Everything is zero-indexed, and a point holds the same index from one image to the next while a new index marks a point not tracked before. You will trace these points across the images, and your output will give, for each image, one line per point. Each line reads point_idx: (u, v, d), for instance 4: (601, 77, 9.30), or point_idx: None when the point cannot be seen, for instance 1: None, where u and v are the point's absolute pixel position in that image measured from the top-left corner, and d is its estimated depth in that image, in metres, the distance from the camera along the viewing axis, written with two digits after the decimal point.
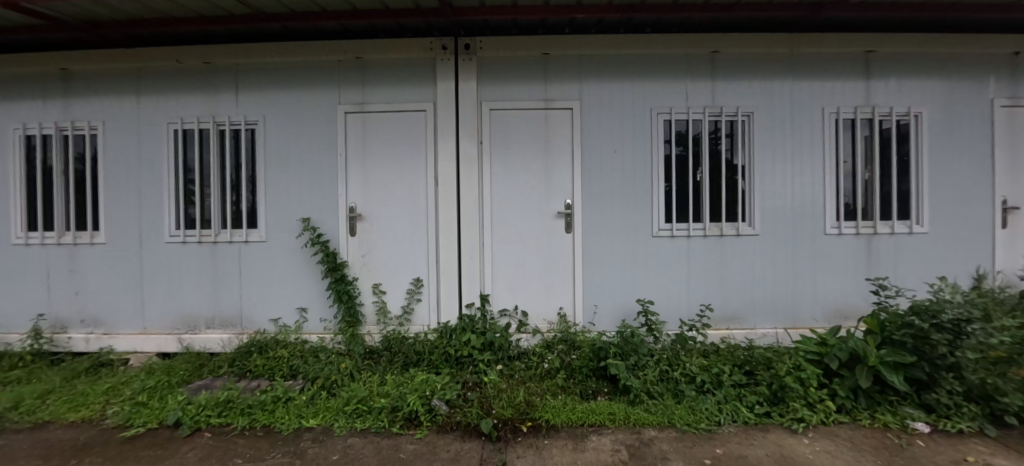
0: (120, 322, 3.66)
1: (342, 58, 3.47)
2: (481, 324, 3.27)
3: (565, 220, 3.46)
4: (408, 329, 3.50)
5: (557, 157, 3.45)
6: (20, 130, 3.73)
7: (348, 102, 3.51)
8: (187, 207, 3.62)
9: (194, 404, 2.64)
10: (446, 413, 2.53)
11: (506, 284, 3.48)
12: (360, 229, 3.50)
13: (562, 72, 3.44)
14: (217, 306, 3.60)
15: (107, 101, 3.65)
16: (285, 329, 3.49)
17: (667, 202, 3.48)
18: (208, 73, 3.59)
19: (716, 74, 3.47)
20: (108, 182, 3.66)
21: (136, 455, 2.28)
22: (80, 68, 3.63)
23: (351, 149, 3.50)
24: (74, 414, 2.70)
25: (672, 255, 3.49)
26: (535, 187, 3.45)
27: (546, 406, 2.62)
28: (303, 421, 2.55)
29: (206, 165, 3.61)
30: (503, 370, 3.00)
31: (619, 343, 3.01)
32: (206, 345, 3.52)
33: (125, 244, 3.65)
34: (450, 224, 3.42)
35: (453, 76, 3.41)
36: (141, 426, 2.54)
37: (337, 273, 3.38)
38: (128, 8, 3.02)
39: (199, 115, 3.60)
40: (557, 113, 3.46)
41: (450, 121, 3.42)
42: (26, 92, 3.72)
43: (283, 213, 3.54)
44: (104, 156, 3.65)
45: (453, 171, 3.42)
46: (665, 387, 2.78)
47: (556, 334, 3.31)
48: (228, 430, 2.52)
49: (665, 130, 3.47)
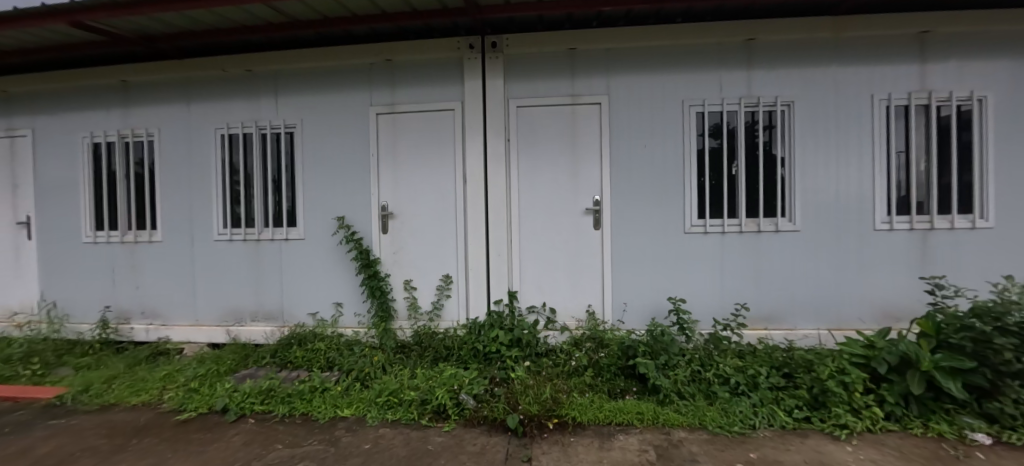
0: (174, 314, 3.94)
1: (373, 61, 3.57)
2: (509, 322, 3.30)
3: (594, 216, 3.42)
4: (438, 324, 3.57)
5: (583, 154, 3.41)
6: (88, 138, 4.08)
7: (380, 104, 3.61)
8: (233, 207, 3.85)
9: (240, 391, 2.82)
10: (473, 407, 2.58)
11: (534, 281, 3.49)
12: (392, 227, 3.61)
13: (589, 66, 3.40)
14: (260, 300, 3.81)
15: (162, 108, 3.93)
16: (322, 323, 3.65)
17: (701, 196, 3.37)
18: (250, 80, 3.79)
19: (752, 63, 3.31)
20: (163, 184, 3.94)
21: (188, 437, 2.47)
22: (138, 79, 3.92)
23: (382, 149, 3.61)
24: (136, 398, 2.95)
25: (706, 252, 3.37)
26: (561, 185, 3.43)
27: (573, 404, 2.61)
28: (338, 411, 2.67)
29: (250, 167, 3.82)
30: (531, 366, 3.01)
31: (648, 342, 2.95)
32: (251, 337, 3.75)
33: (179, 241, 3.92)
34: (479, 222, 3.47)
35: (481, 75, 3.44)
36: (192, 411, 2.74)
37: (370, 270, 3.50)
38: (176, 22, 3.24)
39: (243, 120, 3.81)
40: (584, 108, 3.41)
41: (477, 118, 3.46)
42: (92, 102, 4.06)
43: (320, 211, 3.70)
44: (161, 160, 3.95)
45: (482, 169, 3.46)
46: (696, 388, 2.72)
47: (584, 331, 3.28)
48: (270, 417, 2.68)
49: (698, 124, 3.37)
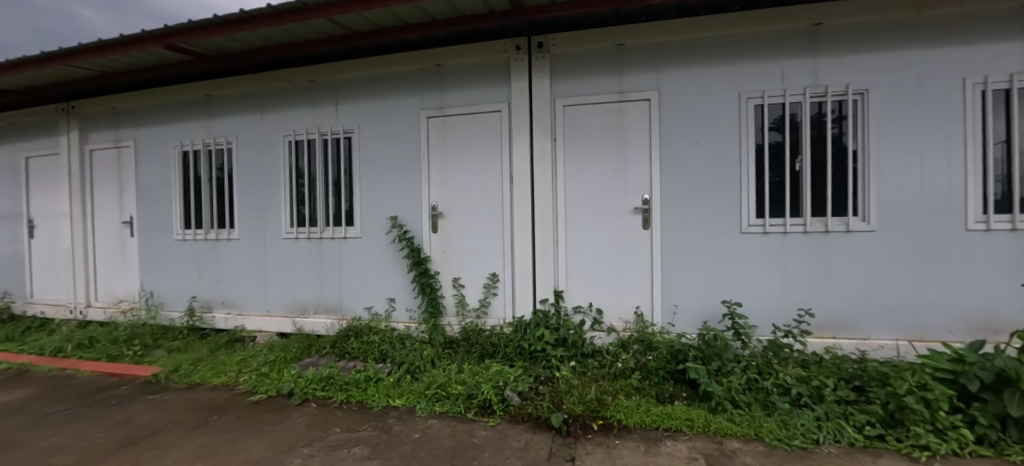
0: (249, 305, 4.34)
1: (424, 66, 3.72)
2: (554, 321, 3.31)
3: (642, 216, 3.33)
4: (485, 322, 3.65)
5: (631, 153, 3.34)
6: (178, 146, 4.60)
7: (430, 107, 3.75)
8: (299, 207, 4.16)
9: (304, 377, 3.06)
10: (517, 404, 2.62)
11: (579, 281, 3.47)
12: (441, 226, 3.73)
13: (638, 61, 3.32)
14: (322, 294, 4.09)
15: (239, 118, 4.34)
16: (376, 317, 3.85)
17: (759, 194, 3.18)
18: (313, 89, 4.08)
19: (818, 50, 3.07)
20: (240, 187, 4.35)
21: (259, 415, 2.72)
22: (219, 92, 4.36)
23: (433, 151, 3.74)
24: (216, 379, 3.30)
25: (765, 253, 3.18)
26: (608, 184, 3.38)
27: (618, 406, 2.57)
28: (390, 400, 2.82)
29: (313, 170, 4.12)
30: (576, 367, 3.00)
31: (700, 347, 2.84)
32: (314, 328, 4.04)
33: (253, 238, 4.31)
34: (525, 221, 3.51)
35: (527, 75, 3.47)
36: (263, 393, 3.01)
37: (421, 267, 3.66)
38: (251, 40, 3.58)
39: (307, 127, 4.11)
40: (633, 105, 3.34)
41: (523, 119, 3.49)
42: (182, 114, 4.57)
43: (375, 211, 3.90)
44: (237, 165, 4.35)
45: (528, 169, 3.50)
46: (752, 397, 2.58)
47: (632, 333, 3.22)
48: (330, 402, 2.88)
49: (757, 117, 3.18)
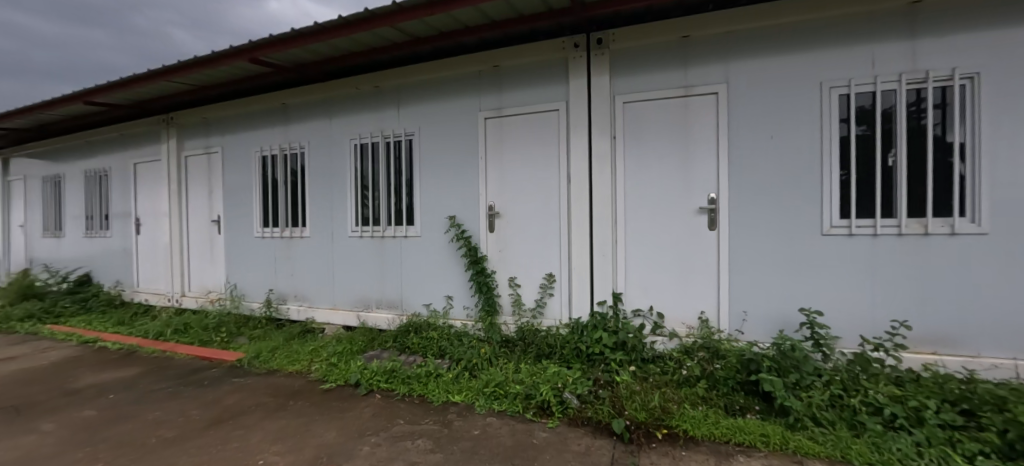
0: (318, 298, 4.63)
1: (483, 68, 3.78)
2: (613, 324, 3.23)
3: (708, 216, 3.15)
4: (541, 322, 3.62)
5: (697, 150, 3.17)
6: (259, 151, 5.01)
7: (488, 108, 3.79)
8: (363, 207, 4.38)
9: (369, 369, 3.21)
10: (577, 407, 2.58)
11: (640, 283, 3.35)
12: (498, 226, 3.76)
13: (705, 53, 3.15)
14: (384, 290, 4.27)
15: (311, 124, 4.65)
16: (435, 313, 3.96)
17: (844, 193, 2.89)
18: (377, 95, 4.28)
19: (917, 30, 2.72)
20: (311, 188, 4.65)
21: (330, 403, 2.89)
22: (294, 100, 4.70)
23: (490, 152, 3.79)
24: (291, 367, 3.55)
25: (851, 258, 2.88)
26: (671, 183, 3.24)
27: (684, 416, 2.44)
28: (450, 396, 2.88)
29: (376, 172, 4.31)
30: (637, 372, 2.90)
31: (775, 357, 2.63)
32: (377, 322, 4.23)
33: (323, 236, 4.60)
34: (583, 221, 3.45)
35: (586, 72, 3.42)
36: (333, 382, 3.20)
37: (478, 266, 3.72)
38: (323, 50, 3.82)
39: (371, 131, 4.32)
40: (698, 99, 3.17)
41: (582, 117, 3.44)
42: (262, 122, 4.97)
43: (434, 211, 4.01)
44: (309, 168, 4.66)
45: (586, 169, 3.44)
46: (837, 415, 2.35)
47: (696, 339, 3.05)
48: (393, 395, 3.00)
49: (841, 108, 2.89)
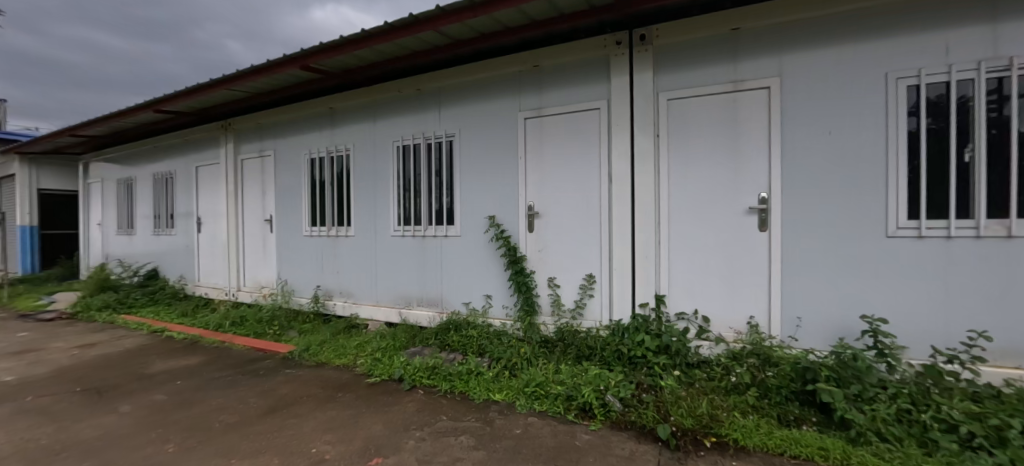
0: (362, 295, 4.80)
1: (523, 68, 3.79)
2: (656, 327, 3.15)
3: (759, 216, 3.01)
4: (580, 323, 3.59)
5: (746, 147, 3.04)
6: (307, 154, 5.25)
7: (528, 109, 3.80)
8: (405, 207, 4.50)
9: (412, 365, 3.30)
10: (620, 411, 2.53)
11: (684, 285, 3.25)
12: (538, 226, 3.76)
13: (755, 46, 3.01)
14: (424, 288, 4.37)
15: (356, 127, 4.83)
16: (474, 312, 4.01)
17: (913, 192, 2.65)
18: (419, 97, 4.38)
19: (997, 12, 2.45)
20: (356, 189, 4.83)
21: (376, 396, 2.99)
22: (341, 105, 4.90)
23: (529, 152, 3.79)
24: (339, 360, 3.70)
25: (920, 262, 2.63)
26: (719, 183, 3.11)
27: (735, 425, 2.34)
28: (491, 394, 2.90)
29: (418, 172, 4.42)
30: (682, 377, 2.81)
31: (834, 367, 2.47)
32: (418, 319, 4.34)
33: (367, 235, 4.76)
34: (624, 221, 3.39)
35: (628, 70, 3.35)
36: (377, 376, 3.31)
37: (517, 266, 3.74)
38: (369, 55, 3.96)
39: (413, 132, 4.43)
40: (748, 95, 3.03)
41: (624, 116, 3.37)
42: (310, 126, 5.22)
43: (474, 211, 4.07)
44: (354, 170, 4.84)
45: (628, 168, 3.37)
46: (904, 431, 2.19)
47: (745, 345, 2.91)
48: (435, 391, 3.06)
49: (909, 101, 2.66)
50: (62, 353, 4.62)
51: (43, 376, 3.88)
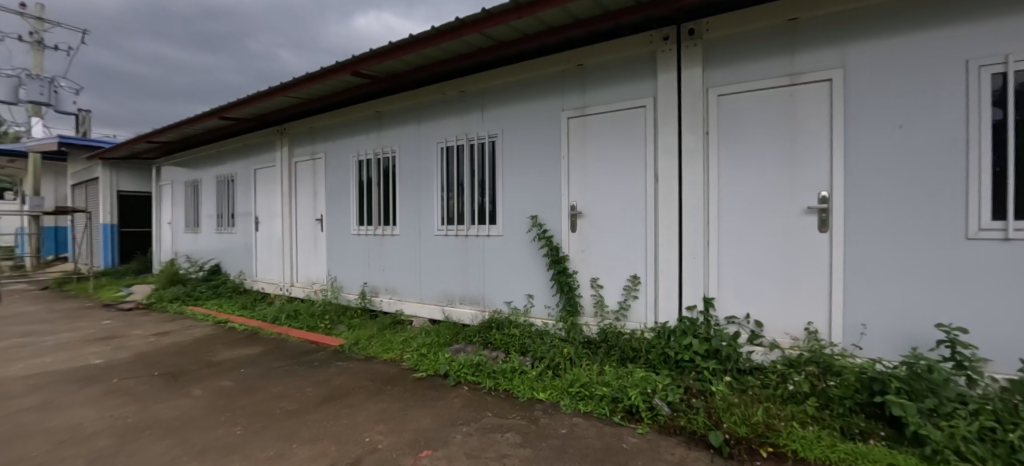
0: (407, 292, 4.96)
1: (566, 67, 3.79)
2: (705, 331, 3.05)
3: (819, 216, 2.82)
4: (624, 325, 3.54)
5: (805, 144, 2.86)
6: (356, 156, 5.48)
7: (571, 108, 3.79)
8: (449, 207, 4.60)
9: (457, 361, 3.37)
10: (668, 415, 2.48)
11: (735, 288, 3.12)
12: (581, 226, 3.74)
13: (815, 36, 2.83)
14: (467, 286, 4.45)
15: (402, 130, 4.99)
16: (516, 311, 4.04)
17: (998, 191, 2.36)
18: (463, 99, 4.47)
19: None
20: (401, 189, 4.99)
21: (423, 391, 3.09)
22: (387, 108, 5.08)
23: (572, 152, 3.78)
24: (386, 355, 3.84)
25: (1008, 268, 2.34)
26: (775, 182, 2.95)
27: (794, 435, 2.22)
28: (535, 393, 2.92)
29: (461, 173, 4.51)
30: (733, 383, 2.70)
31: (905, 378, 2.30)
32: (461, 317, 4.43)
33: (411, 234, 4.91)
34: (671, 222, 3.31)
35: (676, 66, 3.27)
36: (424, 371, 3.41)
37: (560, 266, 3.74)
38: (415, 59, 4.09)
39: (457, 134, 4.52)
40: (807, 88, 2.85)
41: (671, 113, 3.29)
42: (359, 129, 5.44)
43: (516, 211, 4.10)
44: (399, 171, 5.00)
45: (675, 167, 3.28)
46: (988, 450, 1.97)
47: (803, 352, 2.73)
48: (480, 388, 3.12)
49: (995, 89, 2.36)
50: (141, 340, 5.09)
51: (126, 360, 4.29)
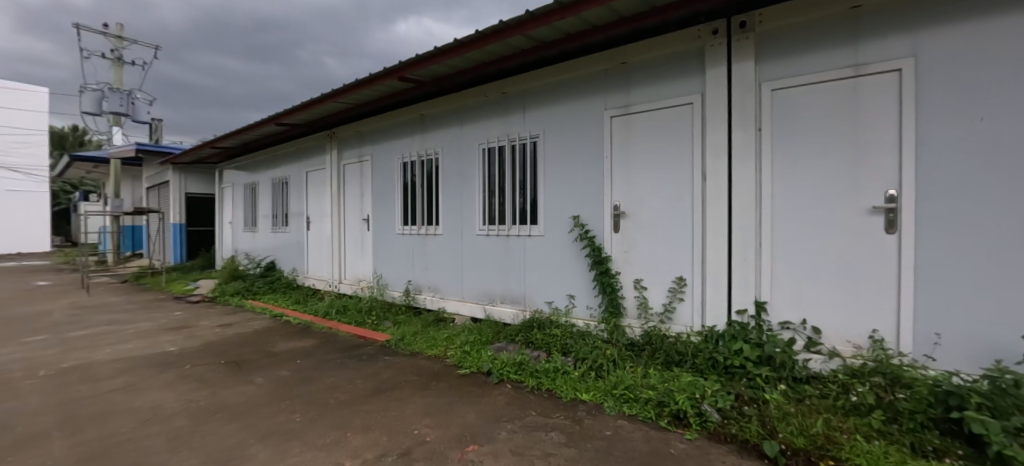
0: (449, 290, 5.08)
1: (609, 66, 3.76)
2: (757, 336, 2.93)
3: (886, 217, 2.62)
4: (669, 327, 3.46)
5: (871, 140, 2.66)
6: (401, 159, 5.67)
7: (614, 107, 3.75)
8: (490, 207, 4.67)
9: (500, 360, 3.43)
10: (718, 422, 2.42)
11: (789, 292, 2.97)
12: (624, 227, 3.69)
13: (883, 24, 2.62)
14: (508, 286, 4.51)
15: (445, 132, 5.12)
16: (557, 311, 4.05)
17: None
18: (504, 101, 4.53)
19: None
20: (444, 190, 5.12)
21: (467, 387, 3.17)
22: (431, 111, 5.23)
23: (615, 151, 3.73)
24: (431, 351, 3.96)
25: None
26: (836, 180, 2.78)
27: (857, 449, 2.07)
28: (578, 394, 2.92)
29: (503, 174, 4.57)
30: (788, 391, 2.58)
31: (986, 393, 2.10)
32: (502, 316, 4.49)
33: (454, 234, 5.03)
34: (719, 223, 3.20)
35: (726, 60, 3.15)
36: (467, 368, 3.49)
37: (602, 266, 3.71)
38: (459, 62, 4.19)
39: (499, 135, 4.58)
40: (873, 80, 2.65)
41: (721, 110, 3.18)
42: (403, 132, 5.63)
43: (558, 211, 4.10)
44: (442, 172, 5.14)
45: (725, 166, 3.17)
46: None
47: (866, 362, 2.56)
48: (523, 386, 3.15)
49: None
50: (208, 330, 5.52)
51: (196, 349, 4.67)
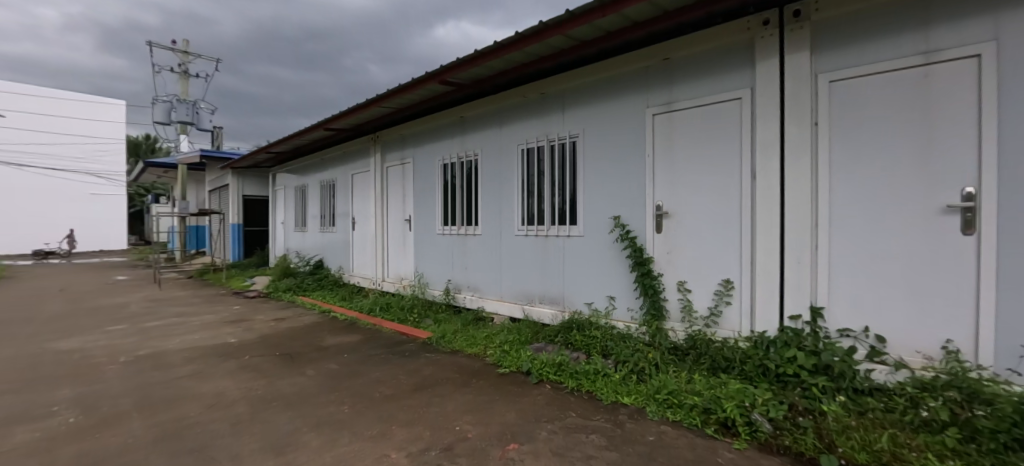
0: (487, 290, 5.15)
1: (651, 63, 3.67)
2: (812, 343, 2.77)
3: (962, 216, 2.40)
4: (715, 332, 3.34)
5: (945, 132, 2.44)
6: (441, 160, 5.81)
7: (656, 104, 3.66)
8: (529, 208, 4.69)
9: (539, 360, 3.44)
10: (770, 433, 2.30)
11: (849, 297, 2.78)
12: (667, 227, 3.60)
13: (960, 5, 2.39)
14: (546, 286, 4.51)
15: (484, 134, 5.19)
16: (597, 313, 4.00)
17: None
18: (543, 101, 4.54)
19: None
20: (483, 191, 5.19)
21: (506, 386, 3.20)
22: (471, 113, 5.33)
23: (658, 150, 3.64)
24: (471, 349, 4.04)
25: None
26: (903, 177, 2.57)
27: None
28: (619, 397, 2.88)
29: (541, 174, 4.57)
30: (848, 403, 2.41)
31: None
32: (540, 316, 4.49)
33: (493, 234, 5.09)
34: (770, 223, 3.05)
35: (778, 52, 3.00)
36: (506, 367, 3.52)
37: (644, 267, 3.63)
38: (498, 64, 4.24)
39: (538, 135, 4.59)
40: (947, 67, 2.43)
41: (772, 105, 3.02)
42: (444, 134, 5.76)
43: (597, 212, 4.06)
44: (481, 173, 5.21)
45: (777, 163, 3.01)
46: None
47: (939, 374, 2.36)
48: (562, 387, 3.15)
49: None
50: (264, 324, 5.90)
51: (253, 341, 5.00)
